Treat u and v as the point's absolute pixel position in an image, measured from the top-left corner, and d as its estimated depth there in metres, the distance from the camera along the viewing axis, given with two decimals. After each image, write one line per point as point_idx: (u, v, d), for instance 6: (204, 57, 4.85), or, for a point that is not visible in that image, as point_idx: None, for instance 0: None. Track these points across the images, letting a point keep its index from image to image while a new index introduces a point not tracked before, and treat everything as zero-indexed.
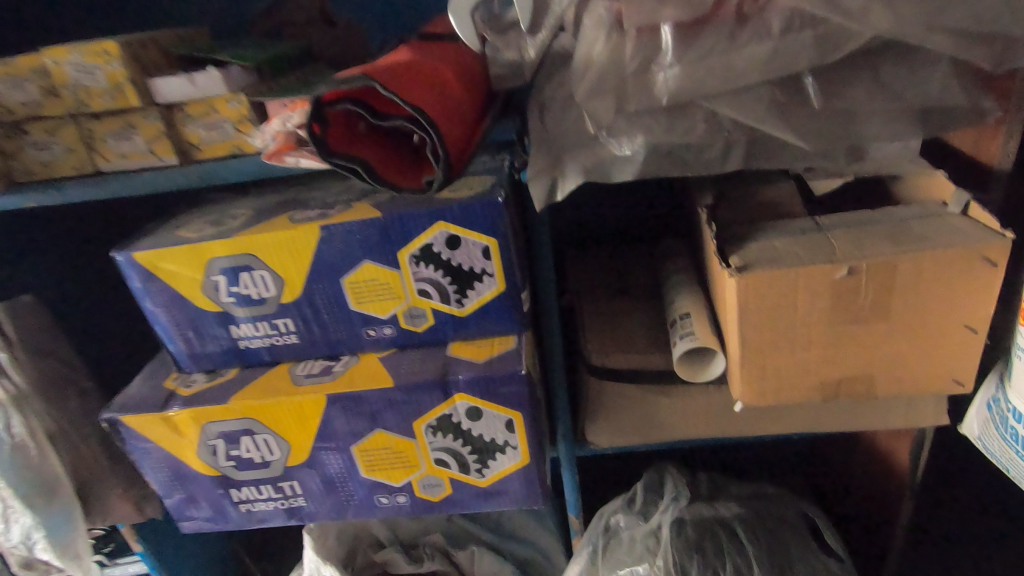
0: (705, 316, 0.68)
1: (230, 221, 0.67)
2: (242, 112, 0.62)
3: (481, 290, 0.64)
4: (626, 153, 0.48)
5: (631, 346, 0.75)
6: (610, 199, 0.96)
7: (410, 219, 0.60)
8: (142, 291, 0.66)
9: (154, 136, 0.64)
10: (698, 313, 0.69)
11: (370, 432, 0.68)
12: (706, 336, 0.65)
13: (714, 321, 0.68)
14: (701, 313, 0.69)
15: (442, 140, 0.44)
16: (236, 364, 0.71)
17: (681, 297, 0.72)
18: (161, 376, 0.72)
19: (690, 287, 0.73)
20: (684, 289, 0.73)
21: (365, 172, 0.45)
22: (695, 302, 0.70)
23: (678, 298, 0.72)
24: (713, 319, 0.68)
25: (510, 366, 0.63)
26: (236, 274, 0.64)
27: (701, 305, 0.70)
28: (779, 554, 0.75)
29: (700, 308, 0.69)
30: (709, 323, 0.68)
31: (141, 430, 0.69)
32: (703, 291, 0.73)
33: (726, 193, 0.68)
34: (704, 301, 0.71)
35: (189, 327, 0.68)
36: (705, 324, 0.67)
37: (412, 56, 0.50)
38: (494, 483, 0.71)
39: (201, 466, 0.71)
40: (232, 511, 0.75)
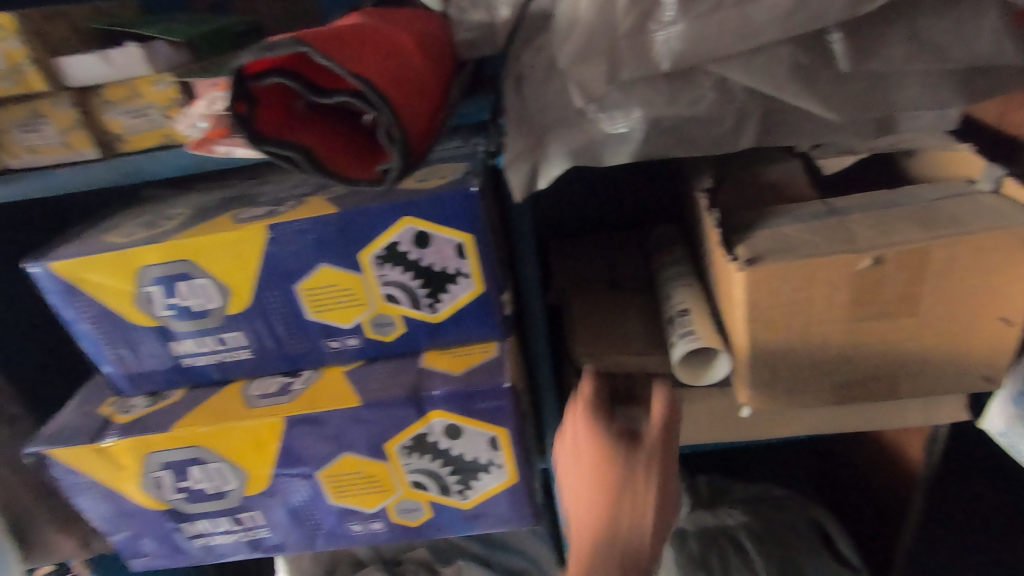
0: (707, 314, 0.61)
1: (165, 222, 0.58)
2: (170, 95, 0.54)
3: (456, 293, 0.56)
4: (621, 131, 0.41)
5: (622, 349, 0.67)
6: (597, 186, 0.88)
7: (370, 215, 0.52)
8: (65, 307, 0.57)
9: (68, 126, 0.54)
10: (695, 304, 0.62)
11: (337, 456, 0.60)
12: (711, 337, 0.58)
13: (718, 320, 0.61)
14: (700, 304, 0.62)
15: (397, 118, 0.36)
16: (183, 385, 0.62)
17: (677, 293, 0.65)
18: (96, 401, 0.64)
19: (688, 279, 0.67)
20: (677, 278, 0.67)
21: (305, 161, 0.37)
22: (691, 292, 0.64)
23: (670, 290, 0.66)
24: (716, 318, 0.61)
25: (492, 378, 0.56)
26: (173, 284, 0.55)
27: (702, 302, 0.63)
28: (788, 566, 0.69)
29: (701, 305, 0.62)
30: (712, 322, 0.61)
31: (74, 464, 0.60)
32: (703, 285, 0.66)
33: (727, 175, 0.61)
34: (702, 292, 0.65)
35: (124, 345, 0.59)
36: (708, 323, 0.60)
37: (361, 20, 0.42)
38: (479, 504, 0.64)
39: (147, 499, 0.63)
40: (188, 546, 0.67)
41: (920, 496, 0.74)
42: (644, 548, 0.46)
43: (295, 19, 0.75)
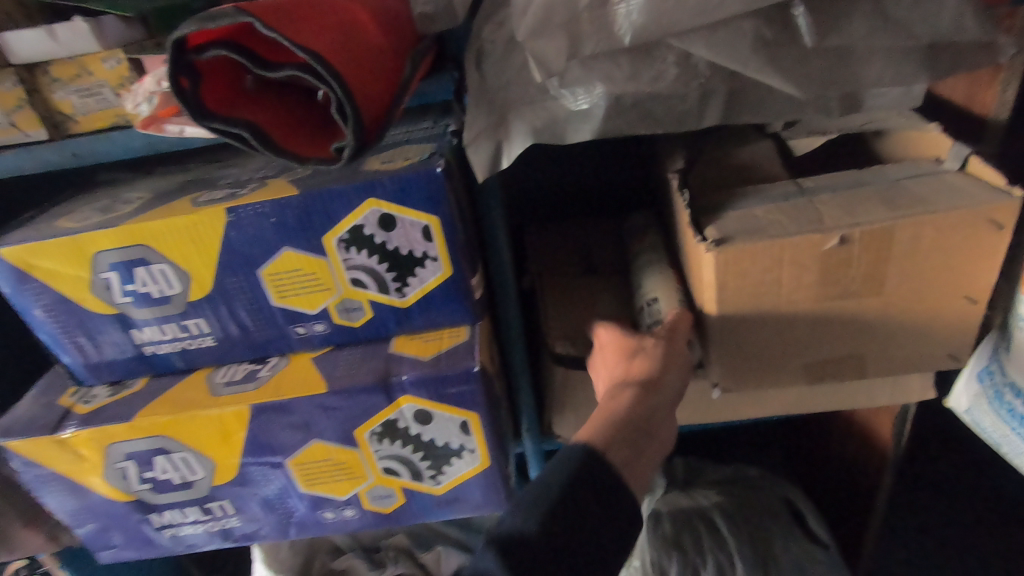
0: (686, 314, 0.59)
1: (121, 207, 0.56)
2: (121, 74, 0.51)
3: (425, 277, 0.55)
4: (583, 107, 0.40)
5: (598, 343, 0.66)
6: (572, 168, 0.88)
7: (333, 197, 0.50)
8: (18, 295, 0.55)
9: (14, 105, 0.52)
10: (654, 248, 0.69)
11: (305, 444, 0.59)
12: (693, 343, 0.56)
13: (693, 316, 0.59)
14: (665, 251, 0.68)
15: (349, 93, 0.35)
16: (145, 373, 0.61)
17: (654, 261, 0.67)
18: (56, 391, 0.62)
19: (664, 266, 0.65)
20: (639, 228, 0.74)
21: (255, 139, 0.35)
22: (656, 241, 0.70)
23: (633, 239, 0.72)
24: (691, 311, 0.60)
25: (461, 362, 0.55)
26: (130, 270, 0.53)
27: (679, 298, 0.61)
28: (761, 546, 0.70)
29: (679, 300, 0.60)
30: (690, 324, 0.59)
31: (34, 457, 0.59)
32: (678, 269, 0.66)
33: (699, 156, 0.61)
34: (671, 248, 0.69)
35: (82, 333, 0.58)
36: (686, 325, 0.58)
37: None
38: (452, 489, 0.63)
39: (112, 491, 0.61)
40: (157, 537, 0.65)
41: (890, 473, 0.75)
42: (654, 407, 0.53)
43: None
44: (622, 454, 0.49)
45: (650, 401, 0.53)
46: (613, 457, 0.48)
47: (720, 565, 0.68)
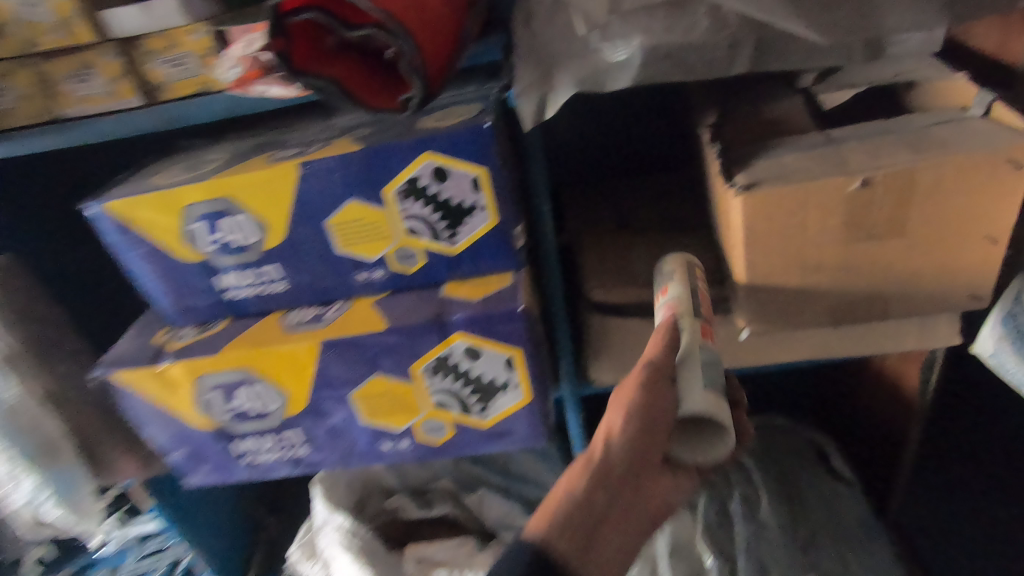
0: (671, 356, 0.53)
1: (205, 166, 0.64)
2: (206, 44, 0.58)
3: (474, 225, 0.61)
4: (622, 59, 0.44)
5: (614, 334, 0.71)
6: (609, 129, 0.91)
7: (392, 151, 0.56)
8: (120, 243, 0.62)
9: (116, 75, 0.59)
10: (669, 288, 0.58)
11: (368, 377, 0.66)
12: (701, 399, 0.48)
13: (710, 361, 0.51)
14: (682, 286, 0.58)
15: (419, 49, 0.41)
16: (226, 316, 0.68)
17: (664, 306, 0.57)
18: (149, 332, 0.70)
19: (678, 308, 0.56)
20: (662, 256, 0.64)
21: (337, 92, 0.41)
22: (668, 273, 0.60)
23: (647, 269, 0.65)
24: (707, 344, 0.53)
25: (507, 303, 0.61)
26: (216, 220, 0.60)
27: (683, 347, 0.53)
28: (787, 483, 0.74)
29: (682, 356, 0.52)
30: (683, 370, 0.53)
31: (136, 387, 0.67)
32: (703, 304, 0.57)
33: (731, 112, 0.64)
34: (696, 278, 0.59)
35: (172, 280, 0.65)
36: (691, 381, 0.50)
37: None
38: (497, 423, 0.69)
39: (199, 419, 0.69)
40: (236, 463, 0.74)
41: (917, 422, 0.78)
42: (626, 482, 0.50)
43: None
44: (570, 543, 0.48)
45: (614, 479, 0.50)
46: (561, 551, 0.47)
47: (748, 497, 0.72)
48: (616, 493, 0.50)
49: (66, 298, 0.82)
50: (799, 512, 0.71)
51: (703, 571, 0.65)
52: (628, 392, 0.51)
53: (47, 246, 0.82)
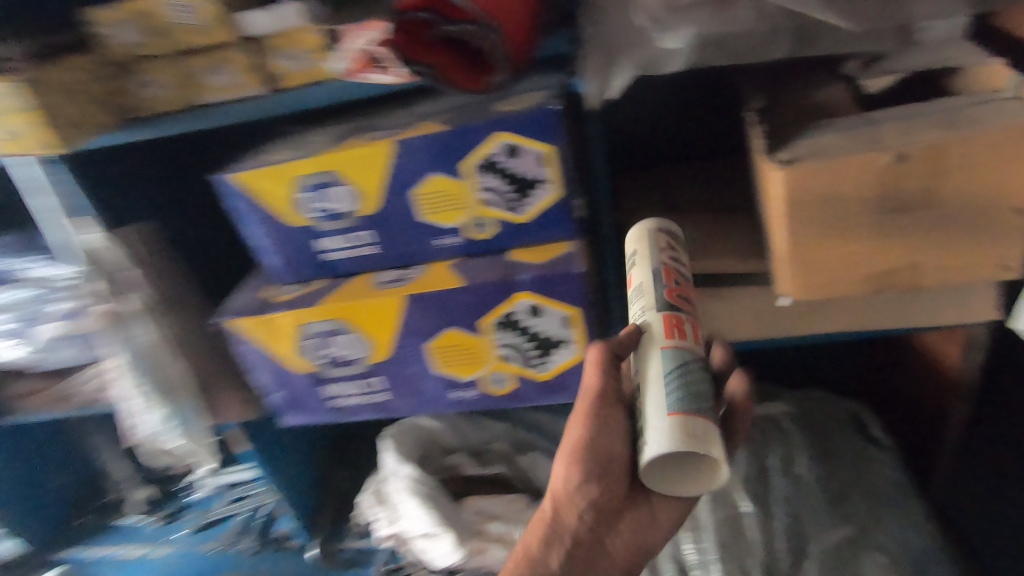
0: (607, 397, 0.58)
1: (312, 144, 0.75)
2: (320, 41, 0.69)
3: (540, 197, 0.69)
4: (675, 47, 0.51)
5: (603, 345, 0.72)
6: (663, 118, 0.98)
7: (473, 130, 0.65)
8: (243, 208, 0.74)
9: (245, 67, 0.71)
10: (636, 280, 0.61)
11: (442, 330, 0.75)
12: (667, 434, 0.49)
13: (672, 374, 0.52)
14: (647, 272, 0.60)
15: (505, 39, 0.50)
16: (324, 275, 0.80)
17: (635, 302, 0.61)
18: (260, 288, 0.82)
19: (644, 304, 0.59)
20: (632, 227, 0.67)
21: (437, 77, 0.52)
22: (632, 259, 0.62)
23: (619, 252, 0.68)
24: (670, 346, 0.54)
25: (567, 266, 0.70)
26: (322, 190, 0.71)
27: (645, 366, 0.55)
28: (824, 445, 0.79)
29: (648, 381, 0.54)
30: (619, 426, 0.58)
31: (247, 334, 0.79)
32: (670, 284, 0.59)
33: (777, 97, 0.70)
34: (662, 248, 0.62)
35: (281, 242, 0.77)
36: (655, 408, 0.51)
37: None
38: (554, 377, 0.78)
39: (298, 364, 0.81)
40: (326, 406, 0.85)
41: (961, 398, 0.81)
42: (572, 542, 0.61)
43: None
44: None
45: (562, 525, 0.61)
46: None
47: (787, 457, 0.77)
48: (565, 553, 0.61)
49: (189, 261, 0.97)
50: (834, 471, 0.76)
51: (739, 516, 0.71)
52: (567, 452, 0.59)
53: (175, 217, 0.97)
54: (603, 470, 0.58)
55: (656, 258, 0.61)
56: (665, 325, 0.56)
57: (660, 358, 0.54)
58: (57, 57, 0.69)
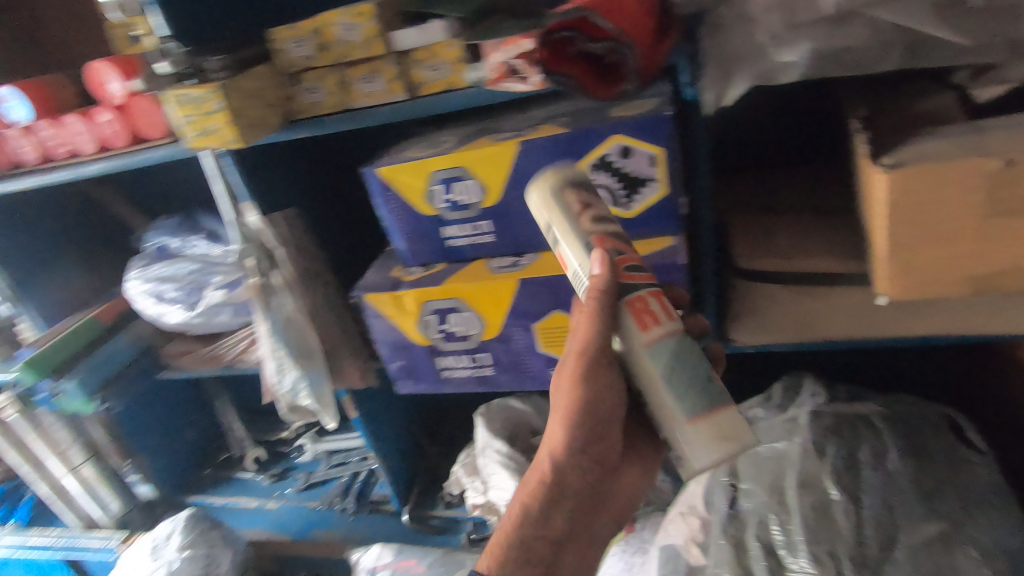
0: (597, 359, 0.60)
1: (443, 144, 0.85)
2: (458, 54, 0.79)
3: (647, 194, 0.76)
4: (791, 60, 0.57)
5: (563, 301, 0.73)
6: (761, 125, 1.02)
7: (592, 132, 0.73)
8: (381, 198, 0.86)
9: (393, 77, 0.82)
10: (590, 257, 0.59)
11: (551, 311, 0.84)
12: (696, 441, 0.57)
13: (673, 375, 0.57)
14: (589, 250, 0.59)
15: (638, 55, 0.58)
16: (444, 259, 0.90)
17: (579, 281, 0.61)
18: (388, 268, 0.94)
19: (589, 286, 0.60)
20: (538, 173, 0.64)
21: (576, 88, 0.60)
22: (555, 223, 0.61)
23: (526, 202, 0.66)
24: (649, 340, 0.58)
25: (671, 258, 0.77)
26: (451, 183, 0.82)
27: (638, 361, 0.59)
28: (915, 444, 0.81)
29: (653, 382, 0.58)
30: (610, 387, 0.61)
31: (377, 307, 0.90)
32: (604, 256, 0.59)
33: (881, 106, 0.74)
34: (577, 211, 0.61)
35: (411, 228, 0.87)
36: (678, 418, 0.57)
37: None
38: None
39: (417, 337, 0.92)
40: (439, 376, 0.96)
41: None
42: (571, 497, 0.65)
43: None
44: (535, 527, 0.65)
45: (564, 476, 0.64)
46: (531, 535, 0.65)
47: (877, 451, 0.80)
48: (566, 506, 0.65)
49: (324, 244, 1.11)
50: (926, 469, 0.77)
51: (829, 503, 0.75)
52: (567, 413, 0.62)
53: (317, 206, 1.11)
54: (599, 429, 0.62)
55: (581, 225, 0.60)
56: (639, 317, 0.58)
57: (655, 356, 0.58)
58: (246, 67, 0.83)
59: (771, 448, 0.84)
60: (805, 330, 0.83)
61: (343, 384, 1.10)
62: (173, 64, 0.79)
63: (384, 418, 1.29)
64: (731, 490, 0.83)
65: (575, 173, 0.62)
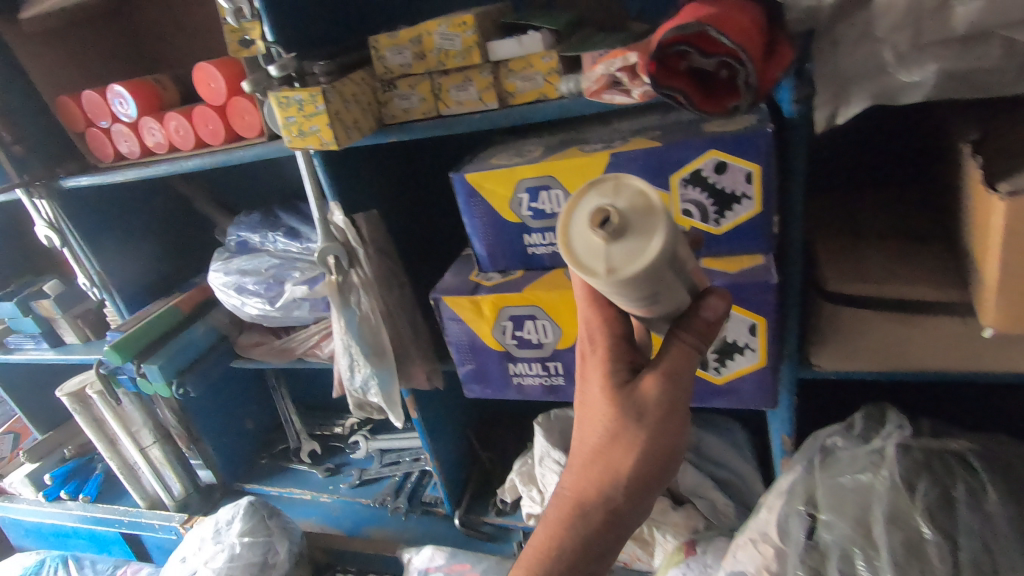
0: (685, 382, 0.59)
1: (530, 153, 0.87)
2: (552, 65, 0.81)
3: (739, 211, 0.75)
4: (915, 80, 0.57)
5: (584, 287, 0.63)
6: (846, 147, 1.02)
7: (688, 147, 0.73)
8: (466, 204, 0.87)
9: (485, 86, 0.84)
10: (706, 303, 0.59)
11: None
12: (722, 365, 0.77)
13: None
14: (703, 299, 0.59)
15: (755, 71, 0.57)
16: (523, 266, 0.91)
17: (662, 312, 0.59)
18: (466, 272, 0.96)
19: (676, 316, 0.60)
20: (614, 247, 0.48)
21: (685, 102, 0.60)
22: (654, 291, 0.53)
23: (572, 263, 0.49)
24: None
25: (761, 277, 0.76)
26: (538, 192, 0.82)
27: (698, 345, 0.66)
28: (1015, 485, 0.77)
29: None
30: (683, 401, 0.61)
31: (453, 310, 0.92)
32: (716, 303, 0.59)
33: (993, 129, 0.71)
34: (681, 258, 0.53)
35: (493, 235, 0.89)
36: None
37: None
38: (730, 381, 0.86)
39: (491, 341, 0.93)
40: (509, 382, 0.97)
41: None
42: (637, 509, 0.63)
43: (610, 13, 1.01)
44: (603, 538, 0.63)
45: (638, 491, 0.61)
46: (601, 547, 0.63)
47: (972, 490, 0.76)
48: (631, 519, 0.63)
49: (402, 245, 1.14)
50: None
51: (920, 541, 0.73)
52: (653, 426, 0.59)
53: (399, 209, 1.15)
54: (673, 454, 0.60)
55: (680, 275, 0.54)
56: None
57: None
58: (344, 73, 0.87)
59: (854, 479, 0.81)
60: (895, 360, 0.81)
61: (409, 385, 1.12)
62: (281, 68, 0.82)
63: (442, 420, 1.30)
64: (811, 521, 0.81)
65: (666, 244, 0.48)
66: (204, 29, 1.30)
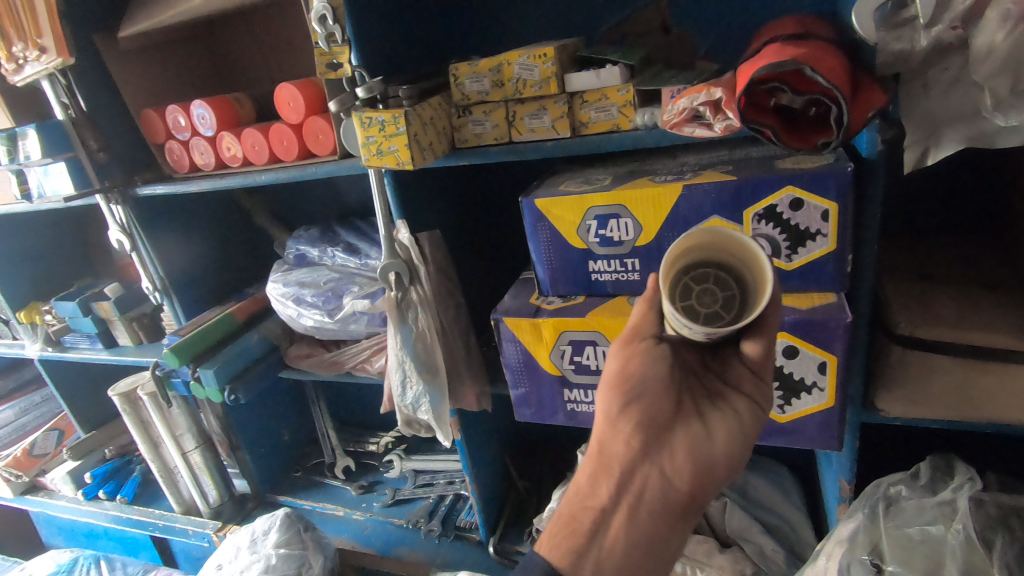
0: (642, 340, 0.69)
1: (598, 181, 0.88)
2: (628, 98, 0.83)
3: (812, 248, 0.75)
4: (1012, 124, 0.59)
5: None
6: (914, 194, 1.03)
7: (765, 183, 0.74)
8: (532, 227, 0.89)
9: (560, 115, 0.86)
10: None
11: None
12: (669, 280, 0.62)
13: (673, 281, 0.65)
14: None
15: (849, 108, 0.58)
16: (584, 292, 0.92)
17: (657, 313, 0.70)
18: (526, 295, 0.97)
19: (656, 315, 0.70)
20: None
21: (776, 136, 0.61)
22: None
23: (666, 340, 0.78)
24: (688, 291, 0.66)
25: (834, 314, 0.75)
26: (607, 220, 0.83)
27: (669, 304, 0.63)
28: None
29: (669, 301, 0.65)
30: (655, 359, 0.68)
31: (513, 332, 0.93)
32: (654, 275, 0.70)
33: None
34: None
35: (557, 260, 0.90)
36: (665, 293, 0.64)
37: (816, 40, 0.62)
38: (793, 420, 0.85)
39: (548, 366, 0.94)
40: (562, 407, 0.97)
41: None
42: (622, 468, 0.70)
43: (678, 53, 1.04)
44: (591, 494, 0.71)
45: (617, 444, 0.70)
46: (591, 504, 0.71)
47: None
48: (614, 479, 0.70)
49: (462, 267, 1.16)
50: None
51: None
52: (612, 380, 0.70)
53: (461, 230, 1.17)
54: (633, 409, 0.70)
55: None
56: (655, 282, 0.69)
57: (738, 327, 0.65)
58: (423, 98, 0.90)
59: (923, 531, 0.78)
60: (972, 409, 0.79)
61: (458, 405, 1.12)
62: (367, 90, 0.86)
63: (484, 443, 1.30)
64: (876, 571, 0.78)
65: None
66: (286, 54, 1.39)
